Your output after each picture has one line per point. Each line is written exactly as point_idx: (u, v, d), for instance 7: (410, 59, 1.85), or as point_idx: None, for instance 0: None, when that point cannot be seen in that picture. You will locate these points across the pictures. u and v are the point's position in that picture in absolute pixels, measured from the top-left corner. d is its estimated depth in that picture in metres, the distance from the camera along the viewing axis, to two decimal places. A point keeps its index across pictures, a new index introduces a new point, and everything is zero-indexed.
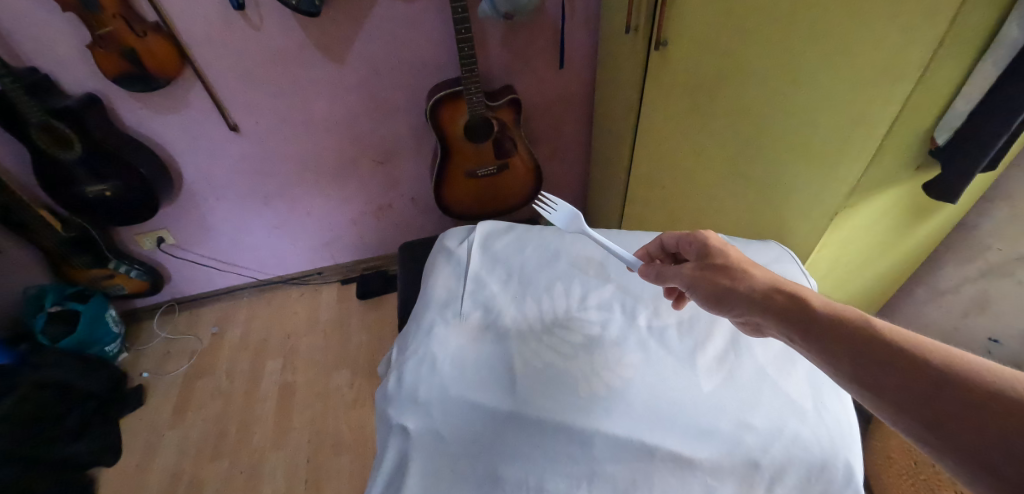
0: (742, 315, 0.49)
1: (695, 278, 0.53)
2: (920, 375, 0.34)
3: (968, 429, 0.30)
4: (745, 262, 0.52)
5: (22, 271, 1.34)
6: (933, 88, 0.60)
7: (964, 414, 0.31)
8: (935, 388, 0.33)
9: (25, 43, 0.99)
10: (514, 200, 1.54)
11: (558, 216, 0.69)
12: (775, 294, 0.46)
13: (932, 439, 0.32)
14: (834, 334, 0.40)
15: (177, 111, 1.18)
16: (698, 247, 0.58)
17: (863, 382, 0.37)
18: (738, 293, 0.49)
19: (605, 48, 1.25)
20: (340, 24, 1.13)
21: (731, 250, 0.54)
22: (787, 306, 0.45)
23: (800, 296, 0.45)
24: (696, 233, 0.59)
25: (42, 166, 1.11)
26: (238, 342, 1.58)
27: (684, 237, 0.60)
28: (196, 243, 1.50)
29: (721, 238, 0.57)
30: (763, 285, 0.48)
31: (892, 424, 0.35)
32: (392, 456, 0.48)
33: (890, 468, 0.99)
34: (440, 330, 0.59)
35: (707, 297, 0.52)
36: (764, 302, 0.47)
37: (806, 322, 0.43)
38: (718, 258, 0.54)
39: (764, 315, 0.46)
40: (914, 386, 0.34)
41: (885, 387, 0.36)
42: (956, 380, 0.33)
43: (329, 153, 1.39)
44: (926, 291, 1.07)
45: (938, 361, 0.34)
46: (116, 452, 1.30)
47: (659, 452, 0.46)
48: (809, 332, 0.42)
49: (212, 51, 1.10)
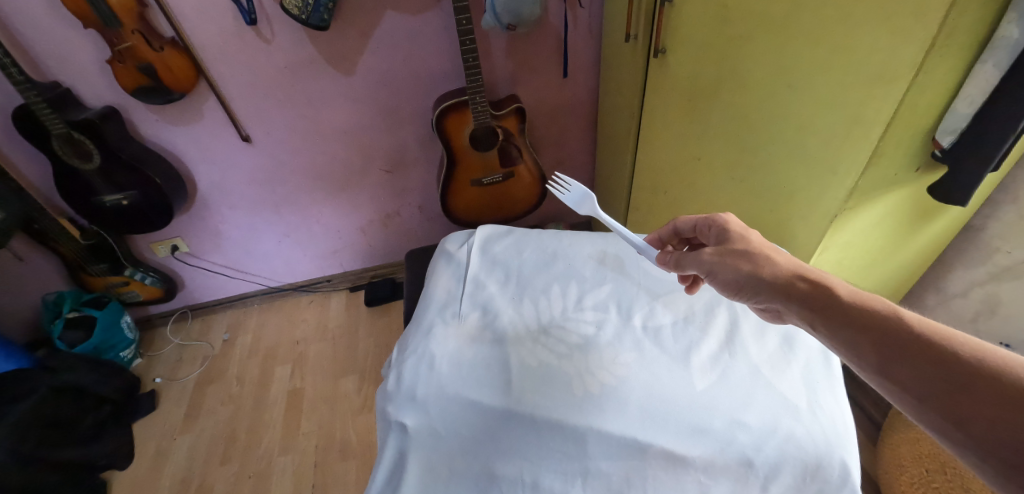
0: (761, 302, 0.49)
1: (714, 265, 0.53)
2: (945, 369, 0.34)
3: (994, 423, 0.30)
4: (766, 246, 0.52)
5: (43, 277, 1.39)
6: (927, 94, 0.59)
7: (992, 410, 0.31)
8: (961, 382, 0.33)
9: (50, 59, 1.04)
10: (520, 208, 1.56)
11: (571, 195, 0.71)
12: (798, 282, 0.46)
13: (958, 434, 0.32)
14: (861, 323, 0.40)
15: (192, 123, 1.22)
16: (717, 231, 0.57)
17: (885, 373, 0.37)
18: (761, 279, 0.49)
19: (608, 55, 1.27)
20: (348, 38, 1.17)
21: (753, 236, 0.54)
22: (810, 294, 0.45)
23: (826, 285, 0.44)
24: (715, 217, 0.58)
25: (64, 176, 1.16)
26: (249, 348, 1.61)
27: (700, 221, 0.60)
28: (210, 251, 1.54)
29: (740, 223, 0.56)
30: (784, 272, 0.48)
31: (911, 415, 0.35)
32: (390, 451, 0.49)
33: (902, 476, 0.96)
34: (438, 331, 0.61)
35: (728, 284, 0.52)
36: (787, 290, 0.46)
37: (830, 311, 0.42)
38: (737, 242, 0.54)
39: (786, 302, 0.46)
40: (939, 378, 0.34)
41: (909, 380, 0.36)
42: (981, 375, 0.32)
43: (338, 162, 1.42)
44: (935, 295, 1.06)
45: (965, 355, 0.34)
46: (129, 456, 1.33)
47: (652, 450, 0.46)
48: (834, 320, 0.42)
49: (225, 65, 1.14)
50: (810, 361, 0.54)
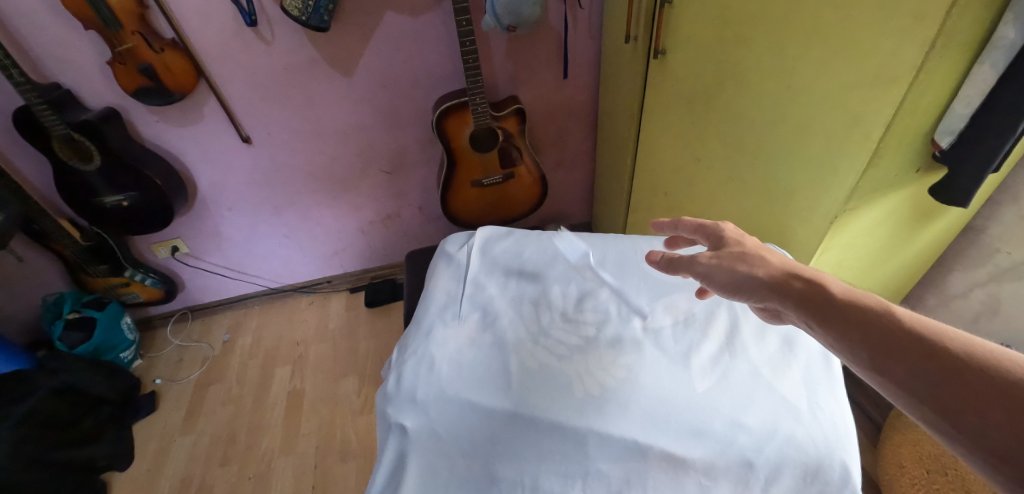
0: (759, 302, 0.48)
1: (710, 267, 0.52)
2: (941, 365, 0.34)
3: (991, 420, 0.30)
4: (762, 250, 0.51)
5: (43, 278, 1.39)
6: (927, 95, 0.59)
7: (989, 406, 0.30)
8: (959, 377, 0.33)
9: (50, 60, 1.04)
10: (520, 209, 1.56)
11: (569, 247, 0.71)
12: (793, 281, 0.46)
13: (954, 431, 0.32)
14: (855, 320, 0.40)
15: (193, 124, 1.22)
16: (713, 238, 0.56)
17: (881, 371, 0.37)
18: (757, 279, 0.48)
19: (609, 56, 1.27)
20: (348, 39, 1.17)
21: (749, 242, 0.53)
22: (804, 293, 0.44)
23: (820, 284, 0.44)
24: (711, 225, 0.57)
25: (65, 178, 1.16)
26: (249, 349, 1.61)
27: (699, 228, 0.58)
28: (210, 252, 1.54)
29: (736, 230, 0.56)
30: (779, 272, 0.47)
31: (909, 413, 0.35)
32: (390, 453, 0.49)
33: (902, 478, 0.96)
34: (439, 332, 0.61)
35: (724, 286, 0.51)
36: (782, 290, 0.46)
37: (825, 310, 0.42)
38: (732, 247, 0.53)
39: (781, 301, 0.45)
40: (936, 375, 0.34)
41: (905, 378, 0.35)
42: (979, 372, 0.32)
43: (338, 163, 1.42)
44: (936, 296, 1.06)
45: (960, 351, 0.34)
46: (129, 457, 1.33)
47: (652, 451, 0.46)
48: (828, 318, 0.41)
49: (225, 66, 1.14)
50: (810, 362, 0.54)
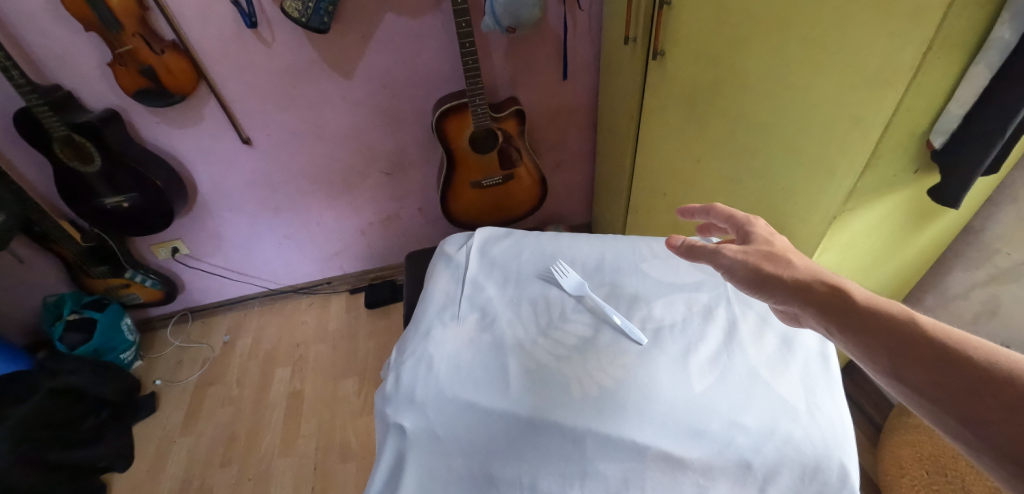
0: (780, 304, 0.47)
1: (734, 262, 0.50)
2: (959, 373, 0.34)
3: (1008, 428, 0.30)
4: (790, 252, 0.50)
5: (43, 280, 1.39)
6: (924, 96, 0.58)
7: (1007, 415, 0.30)
8: (975, 387, 0.33)
9: (51, 61, 1.04)
10: (519, 210, 1.56)
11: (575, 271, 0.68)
12: (817, 285, 0.45)
13: (969, 435, 0.32)
14: (876, 326, 0.39)
15: (193, 126, 1.22)
16: (742, 233, 0.54)
17: (898, 376, 0.37)
18: (781, 281, 0.47)
19: (608, 57, 1.27)
20: (348, 40, 1.17)
21: (778, 241, 0.51)
22: (827, 297, 0.43)
23: (843, 290, 0.43)
24: (745, 220, 0.55)
25: (66, 179, 1.17)
26: (249, 350, 1.61)
27: (734, 219, 0.56)
28: (210, 253, 1.54)
29: (768, 228, 0.54)
30: (803, 275, 0.46)
31: (927, 419, 0.35)
32: (389, 453, 0.49)
33: (902, 479, 0.96)
34: (437, 333, 0.61)
35: (747, 283, 0.49)
36: (803, 293, 0.45)
37: (846, 316, 0.41)
38: (761, 244, 0.51)
39: (802, 305, 0.45)
40: (954, 384, 0.34)
41: (923, 384, 0.35)
42: (997, 380, 0.32)
43: (338, 165, 1.42)
44: (935, 296, 1.06)
45: (981, 360, 0.33)
46: (128, 458, 1.33)
47: (651, 451, 0.46)
48: (849, 324, 0.41)
49: (225, 68, 1.14)
50: (808, 362, 0.54)
